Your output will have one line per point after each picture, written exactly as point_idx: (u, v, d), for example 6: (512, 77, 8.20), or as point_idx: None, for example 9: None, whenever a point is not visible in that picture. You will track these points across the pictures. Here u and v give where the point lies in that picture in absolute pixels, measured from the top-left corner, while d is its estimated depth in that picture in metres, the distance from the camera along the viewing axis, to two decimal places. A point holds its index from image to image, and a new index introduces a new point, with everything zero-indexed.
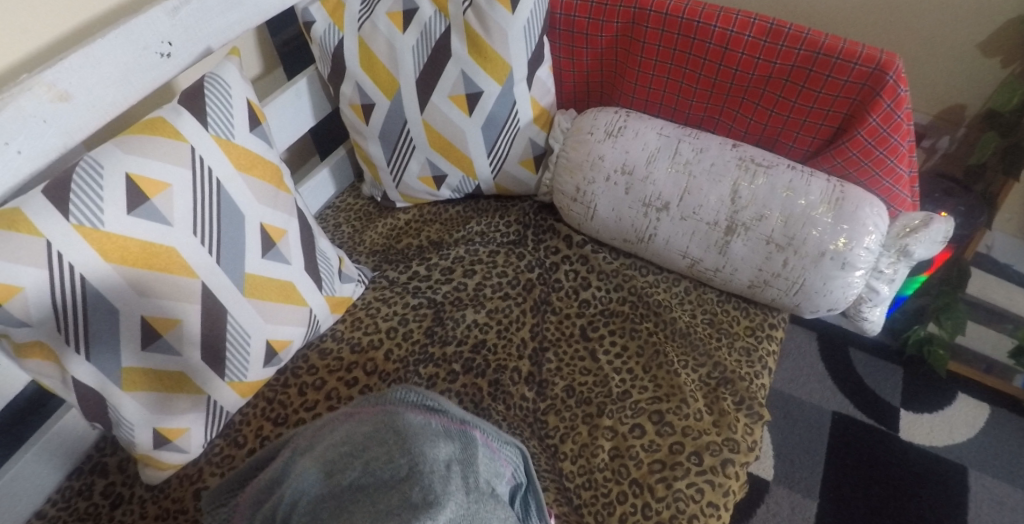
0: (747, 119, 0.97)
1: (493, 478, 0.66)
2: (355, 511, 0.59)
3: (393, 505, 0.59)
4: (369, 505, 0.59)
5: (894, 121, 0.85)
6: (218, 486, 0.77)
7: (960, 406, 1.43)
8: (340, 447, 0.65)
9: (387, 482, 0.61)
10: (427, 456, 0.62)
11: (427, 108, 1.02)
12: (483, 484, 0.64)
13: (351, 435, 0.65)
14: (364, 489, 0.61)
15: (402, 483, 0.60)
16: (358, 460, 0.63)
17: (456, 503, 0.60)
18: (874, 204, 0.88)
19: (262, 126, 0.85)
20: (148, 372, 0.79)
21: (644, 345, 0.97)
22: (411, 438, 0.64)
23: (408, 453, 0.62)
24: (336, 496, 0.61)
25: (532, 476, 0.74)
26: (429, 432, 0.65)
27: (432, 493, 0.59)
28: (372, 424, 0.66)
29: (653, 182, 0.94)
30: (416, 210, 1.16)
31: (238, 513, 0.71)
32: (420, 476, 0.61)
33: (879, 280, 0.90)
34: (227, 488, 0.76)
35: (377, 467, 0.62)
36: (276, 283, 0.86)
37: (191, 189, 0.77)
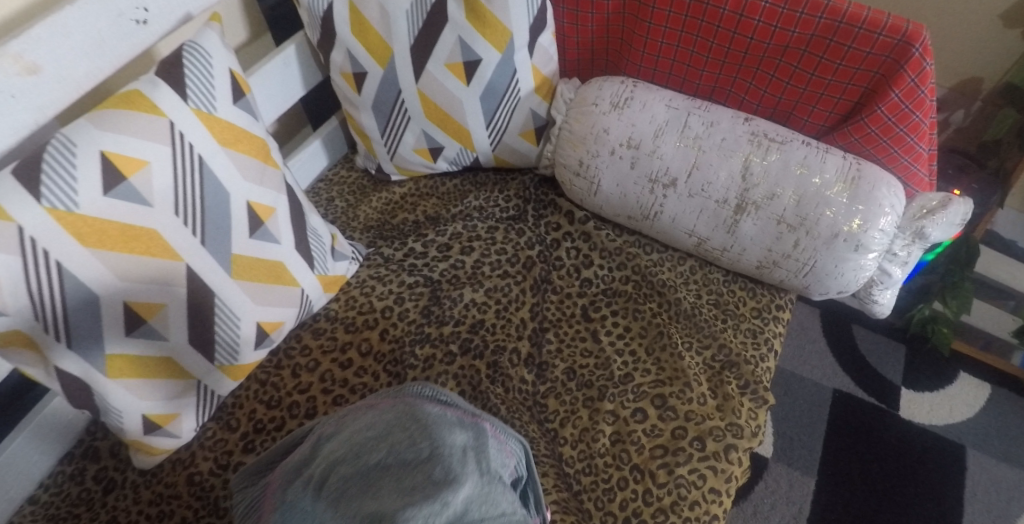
0: (761, 92, 0.92)
1: (503, 468, 0.66)
2: (381, 488, 0.60)
3: (418, 484, 0.59)
4: (395, 483, 0.60)
5: (917, 96, 0.81)
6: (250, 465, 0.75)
7: (961, 384, 1.42)
8: (365, 431, 0.65)
9: (409, 463, 0.62)
10: (447, 441, 0.63)
11: (422, 76, 0.97)
12: (496, 469, 0.65)
13: (373, 421, 0.66)
14: (388, 470, 0.61)
15: (426, 463, 0.61)
16: (381, 442, 0.64)
17: (473, 484, 0.60)
18: (891, 184, 0.84)
19: (246, 98, 0.80)
20: (134, 358, 0.77)
21: (647, 326, 0.94)
22: (431, 425, 0.64)
23: (430, 438, 0.63)
24: (362, 473, 0.61)
25: (533, 472, 0.72)
26: (447, 420, 0.66)
27: (452, 472, 0.60)
28: (393, 412, 0.67)
29: (660, 156, 0.90)
30: (413, 183, 1.12)
31: (267, 495, 0.67)
32: (441, 458, 0.61)
33: (892, 262, 0.87)
34: (257, 469, 0.74)
35: (400, 449, 0.63)
36: (266, 263, 0.83)
37: (172, 167, 0.73)
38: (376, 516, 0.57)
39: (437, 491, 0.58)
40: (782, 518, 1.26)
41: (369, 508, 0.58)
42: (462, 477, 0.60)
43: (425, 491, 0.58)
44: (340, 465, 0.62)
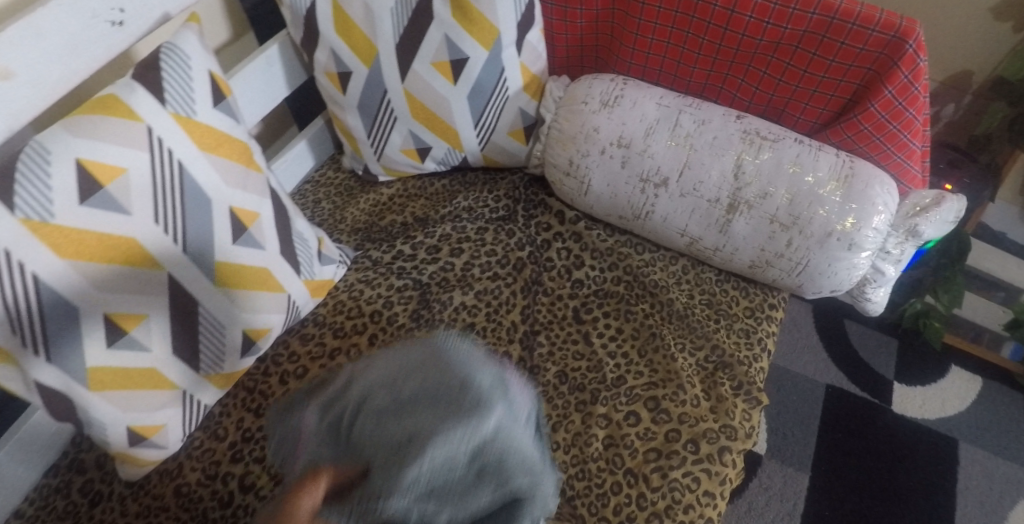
0: (752, 89, 0.91)
1: (527, 409, 0.72)
2: (416, 417, 0.66)
3: (452, 410, 0.65)
4: (428, 411, 0.66)
5: (910, 93, 0.80)
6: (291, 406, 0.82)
7: (953, 378, 1.42)
8: (401, 369, 0.71)
9: (442, 395, 0.67)
10: (477, 377, 0.69)
11: (408, 75, 0.95)
12: (520, 404, 0.71)
13: (406, 358, 0.72)
14: (422, 402, 0.67)
15: (459, 393, 0.67)
16: (414, 375, 0.70)
17: (500, 416, 0.66)
18: (884, 182, 0.83)
19: (228, 101, 0.78)
20: (116, 370, 0.75)
21: (639, 328, 0.93)
22: (463, 364, 0.70)
23: (461, 375, 0.69)
24: (397, 401, 0.68)
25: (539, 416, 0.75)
26: (476, 359, 0.72)
27: (482, 403, 0.66)
28: (428, 352, 0.72)
29: (651, 156, 0.89)
30: (400, 184, 1.10)
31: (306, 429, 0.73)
32: (472, 392, 0.67)
33: (886, 260, 0.86)
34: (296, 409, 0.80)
35: (434, 384, 0.68)
36: (251, 270, 0.81)
37: (150, 173, 0.71)
38: (411, 437, 0.64)
39: (469, 418, 0.65)
40: (777, 515, 1.26)
41: (405, 431, 0.65)
42: (492, 407, 0.66)
43: (460, 417, 0.65)
44: (378, 393, 0.69)
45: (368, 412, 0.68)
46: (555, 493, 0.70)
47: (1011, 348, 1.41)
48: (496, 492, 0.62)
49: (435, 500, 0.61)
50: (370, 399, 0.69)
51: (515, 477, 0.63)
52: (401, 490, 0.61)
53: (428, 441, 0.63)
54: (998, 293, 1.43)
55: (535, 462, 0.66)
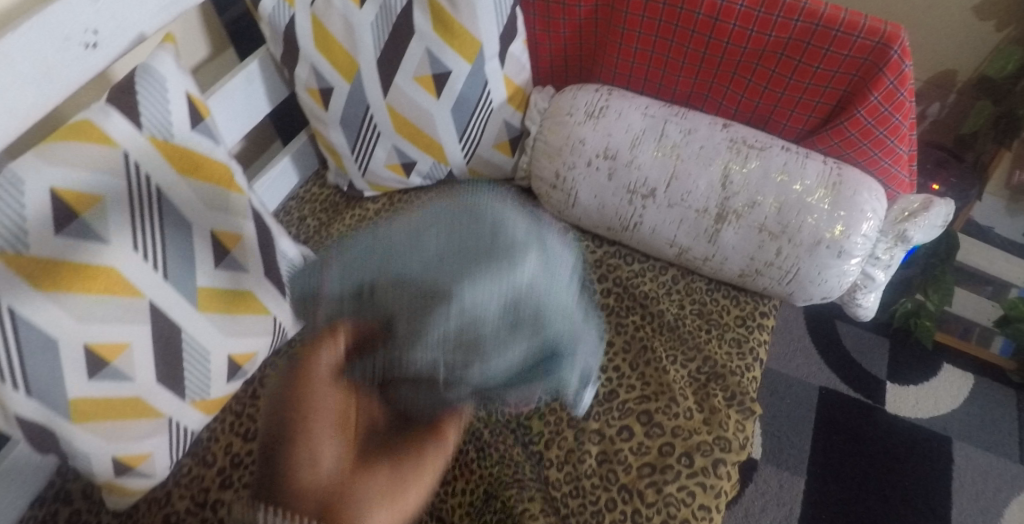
0: (738, 96, 0.90)
1: (562, 254, 0.65)
2: (444, 265, 0.57)
3: (482, 257, 0.57)
4: (459, 257, 0.57)
5: (896, 99, 0.80)
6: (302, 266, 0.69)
7: (945, 376, 1.41)
8: (424, 230, 0.60)
9: (471, 251, 0.57)
10: (508, 227, 0.60)
11: (390, 90, 0.94)
12: (557, 259, 0.63)
13: (425, 216, 0.62)
14: (450, 251, 0.57)
15: (491, 240, 0.58)
16: (438, 228, 0.60)
17: (536, 262, 0.59)
18: (872, 188, 0.83)
19: (206, 122, 0.77)
20: (98, 401, 0.73)
21: (630, 341, 0.92)
22: (492, 221, 0.60)
23: (491, 227, 0.59)
24: (419, 257, 0.58)
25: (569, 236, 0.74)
26: (511, 230, 0.60)
27: (517, 253, 0.58)
28: (451, 216, 0.61)
29: (638, 167, 0.88)
30: (386, 199, 1.08)
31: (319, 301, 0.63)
32: (504, 245, 0.58)
33: (876, 266, 0.85)
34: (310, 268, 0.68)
35: (461, 238, 0.58)
36: (234, 293, 0.80)
37: (127, 199, 0.70)
38: (434, 290, 0.56)
39: (501, 266, 0.57)
40: (774, 520, 1.25)
41: (428, 279, 0.56)
42: (525, 255, 0.59)
43: (489, 254, 0.57)
44: (397, 244, 0.60)
45: (388, 270, 0.59)
46: (595, 356, 0.66)
47: (1000, 344, 1.42)
48: (529, 342, 0.58)
49: (464, 356, 0.56)
50: (387, 254, 0.59)
51: (549, 328, 0.59)
52: (428, 347, 0.55)
53: (457, 292, 0.55)
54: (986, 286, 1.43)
55: (569, 312, 0.61)
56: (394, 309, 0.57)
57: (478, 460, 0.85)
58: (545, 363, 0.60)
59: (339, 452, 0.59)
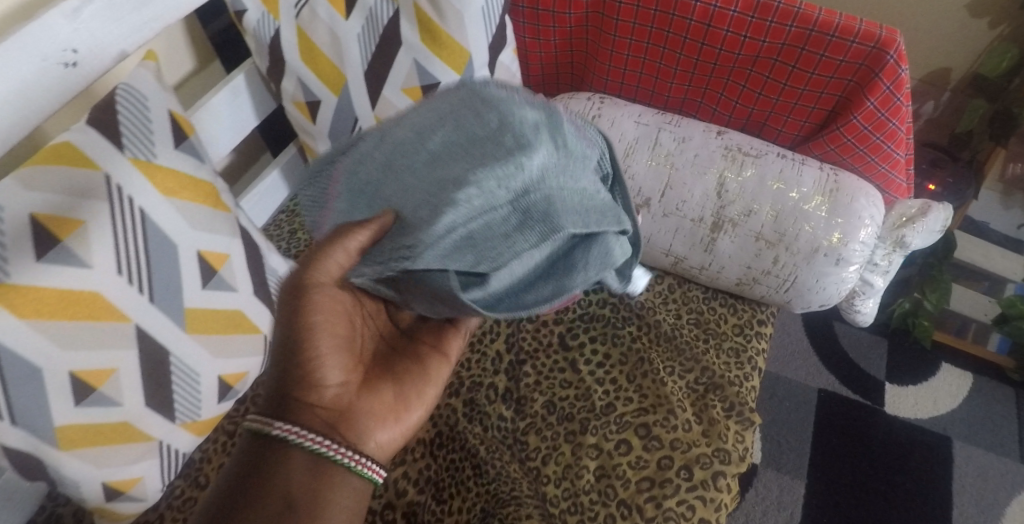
0: (732, 103, 0.89)
1: (581, 148, 0.61)
2: (454, 160, 0.57)
3: (488, 155, 0.56)
4: (465, 152, 0.57)
5: (893, 104, 0.79)
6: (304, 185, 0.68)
7: (945, 376, 1.40)
8: (427, 122, 0.60)
9: (478, 137, 0.57)
10: (515, 117, 0.58)
11: (379, 103, 0.93)
12: (578, 150, 0.60)
13: (435, 109, 0.60)
14: (457, 145, 0.58)
15: (495, 134, 0.57)
16: (443, 125, 0.59)
17: (547, 152, 0.57)
18: (870, 194, 0.82)
19: (190, 140, 0.76)
20: (86, 427, 0.72)
21: (627, 352, 0.91)
22: (498, 106, 0.58)
23: (497, 113, 0.58)
24: (417, 153, 0.59)
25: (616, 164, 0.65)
26: (522, 124, 0.58)
27: (524, 139, 0.57)
28: (454, 103, 0.60)
29: (632, 176, 0.87)
30: None
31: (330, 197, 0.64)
32: (511, 129, 0.57)
33: (874, 272, 0.85)
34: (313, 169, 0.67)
35: (467, 126, 0.58)
36: (223, 314, 0.78)
37: (109, 222, 0.68)
38: (443, 184, 0.57)
39: (507, 162, 0.56)
40: None
41: (436, 176, 0.57)
42: (533, 150, 0.57)
43: (491, 155, 0.56)
44: (406, 146, 0.60)
45: (396, 168, 0.60)
46: (626, 242, 0.62)
47: (996, 341, 1.41)
48: (543, 243, 0.57)
49: (474, 256, 0.56)
50: (400, 154, 0.60)
51: (566, 222, 0.56)
52: (437, 246, 0.55)
53: (461, 189, 0.55)
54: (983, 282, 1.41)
55: (589, 205, 0.59)
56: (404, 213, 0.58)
57: (474, 478, 0.83)
58: (564, 265, 0.59)
59: (345, 371, 0.65)
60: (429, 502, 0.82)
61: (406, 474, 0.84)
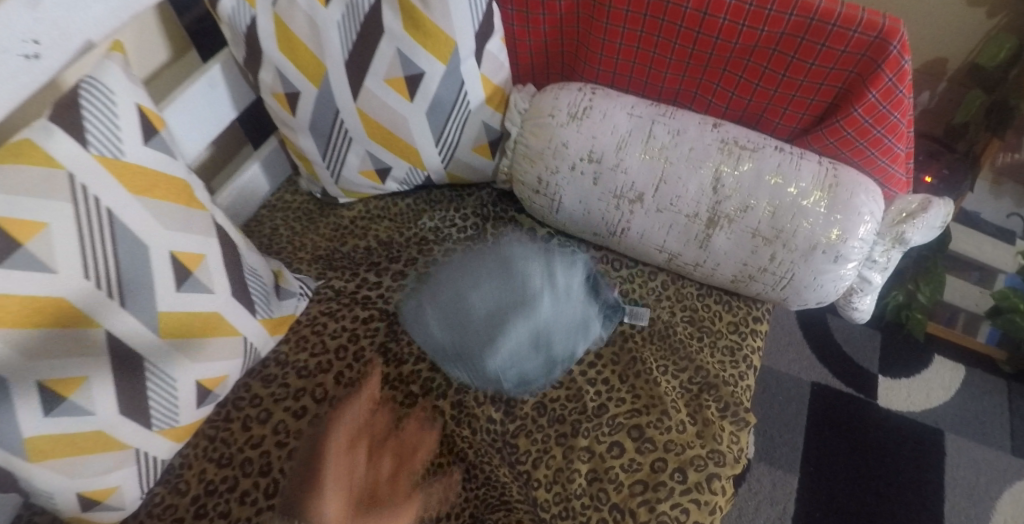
0: (728, 94, 0.86)
1: (575, 269, 0.91)
2: (501, 325, 0.85)
3: (513, 318, 0.85)
4: (498, 294, 0.87)
5: (895, 96, 0.76)
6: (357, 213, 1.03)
7: (937, 368, 1.39)
8: (469, 280, 0.89)
9: (509, 302, 0.86)
10: (529, 284, 0.88)
11: (360, 94, 0.89)
12: (562, 284, 0.89)
13: (471, 262, 0.92)
14: (498, 301, 0.87)
15: (521, 300, 0.86)
16: (484, 289, 0.88)
17: (550, 290, 0.88)
18: (869, 189, 0.79)
19: (160, 135, 0.73)
20: (58, 437, 0.69)
21: (619, 352, 0.89)
22: (518, 273, 0.89)
23: (518, 274, 0.89)
24: (471, 321, 0.86)
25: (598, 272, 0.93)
26: (544, 321, 0.86)
27: (535, 287, 0.88)
28: (489, 273, 0.90)
29: (625, 170, 0.84)
30: (362, 205, 1.04)
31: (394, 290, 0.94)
32: (528, 285, 0.88)
33: (873, 269, 0.82)
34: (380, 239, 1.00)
35: (502, 307, 0.86)
36: (198, 317, 0.76)
37: (72, 223, 0.65)
38: (491, 316, 0.86)
39: (528, 312, 0.86)
40: (768, 520, 1.22)
41: (483, 333, 0.85)
42: (541, 300, 0.87)
43: (534, 333, 0.86)
44: (461, 306, 0.88)
45: (455, 328, 0.87)
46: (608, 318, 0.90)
47: (986, 332, 1.38)
48: (549, 354, 0.86)
49: (514, 369, 0.85)
50: (451, 300, 0.89)
51: (563, 345, 0.87)
52: (495, 364, 0.85)
53: (502, 337, 0.85)
54: (973, 273, 1.41)
55: (578, 326, 0.88)
56: (462, 340, 0.86)
57: (463, 482, 0.82)
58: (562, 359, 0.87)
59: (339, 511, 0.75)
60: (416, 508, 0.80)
61: None
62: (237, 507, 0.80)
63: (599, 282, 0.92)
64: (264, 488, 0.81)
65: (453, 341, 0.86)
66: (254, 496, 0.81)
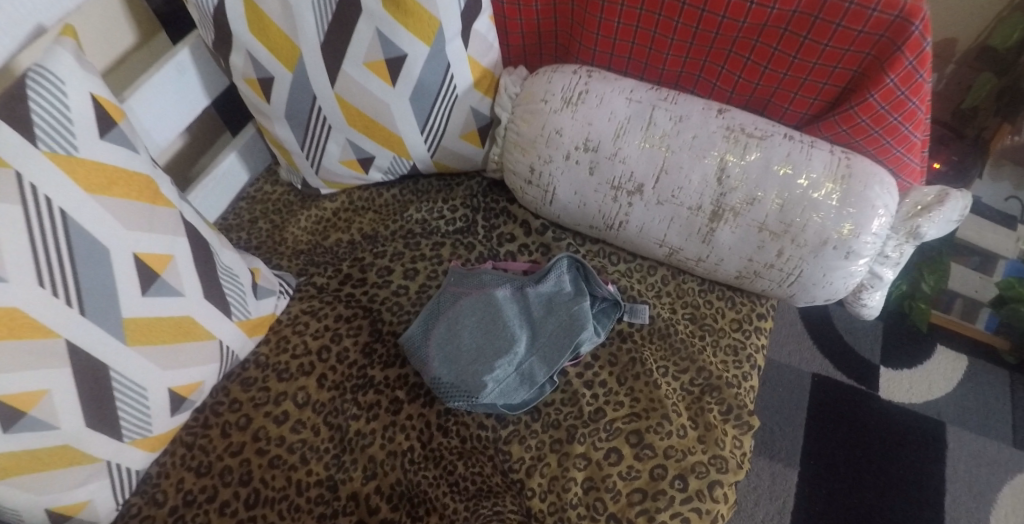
0: (734, 77, 0.81)
1: (556, 284, 0.85)
2: (482, 360, 0.81)
3: (495, 356, 0.81)
4: (479, 327, 0.83)
5: (914, 81, 0.72)
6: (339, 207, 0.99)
7: (940, 358, 1.32)
8: (448, 314, 0.84)
9: (489, 339, 0.82)
10: (506, 320, 0.83)
11: (338, 79, 0.84)
12: (554, 286, 0.85)
13: (448, 289, 0.87)
14: (479, 336, 0.82)
15: (499, 335, 0.82)
16: (464, 327, 0.83)
17: (528, 316, 0.84)
18: (883, 180, 0.74)
19: (118, 127, 0.68)
20: (20, 454, 0.65)
21: (617, 353, 0.85)
22: (494, 305, 0.84)
23: (495, 303, 0.84)
24: (455, 359, 0.81)
25: (587, 277, 0.87)
26: (546, 330, 0.83)
27: (513, 319, 0.83)
28: (468, 307, 0.84)
29: (623, 160, 0.79)
30: (344, 196, 0.99)
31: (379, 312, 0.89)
32: (505, 320, 0.83)
33: (884, 265, 0.78)
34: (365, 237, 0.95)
35: (482, 347, 0.81)
36: (167, 321, 0.72)
37: (25, 233, 0.62)
38: (475, 354, 0.81)
39: (507, 348, 0.81)
40: (768, 514, 1.17)
41: (468, 376, 0.80)
42: (520, 336, 0.82)
43: (543, 348, 0.82)
44: (464, 342, 0.82)
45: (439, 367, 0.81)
46: (601, 328, 0.85)
47: (984, 318, 1.30)
48: (541, 381, 0.81)
49: (505, 399, 0.80)
50: (430, 339, 0.83)
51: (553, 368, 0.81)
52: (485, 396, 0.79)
53: (487, 371, 0.80)
54: (974, 257, 1.32)
55: (563, 336, 0.82)
56: (486, 377, 0.79)
57: (452, 494, 0.77)
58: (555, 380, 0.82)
59: None
60: (404, 519, 0.76)
61: (379, 489, 0.78)
62: (216, 519, 0.76)
63: (591, 272, 0.85)
64: (245, 499, 0.77)
65: (475, 381, 0.79)
66: (235, 507, 0.76)
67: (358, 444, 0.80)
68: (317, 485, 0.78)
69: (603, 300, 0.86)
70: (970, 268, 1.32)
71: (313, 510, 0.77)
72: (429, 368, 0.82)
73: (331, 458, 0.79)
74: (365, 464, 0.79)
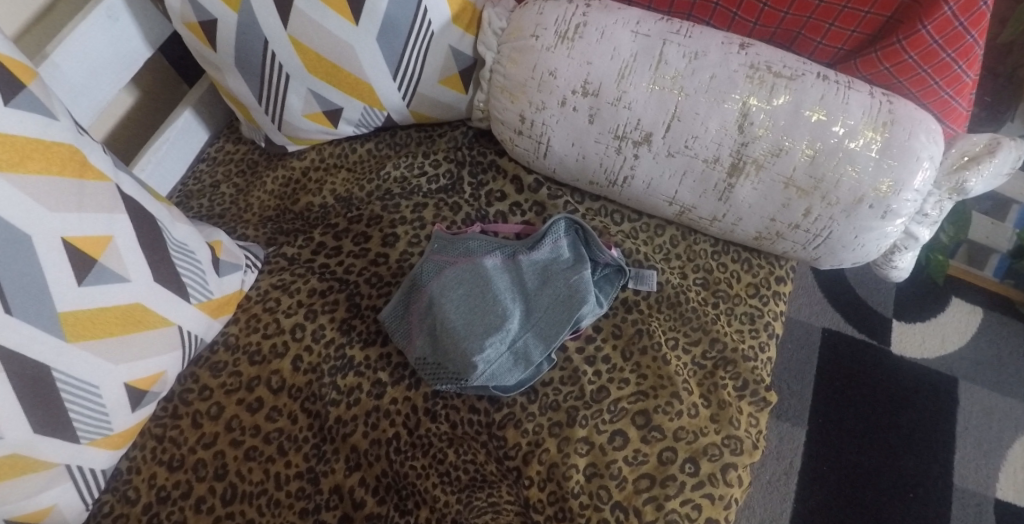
0: (760, 5, 0.70)
1: (552, 253, 0.77)
2: (472, 334, 0.72)
3: (487, 332, 0.72)
4: (467, 299, 0.74)
5: (976, 10, 0.62)
6: (310, 166, 0.89)
7: (955, 310, 1.24)
8: (433, 286, 0.75)
9: (479, 312, 0.73)
10: (497, 291, 0.74)
11: (291, 20, 0.72)
12: (551, 254, 0.77)
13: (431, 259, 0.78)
14: (468, 309, 0.73)
15: (489, 308, 0.73)
16: (450, 299, 0.74)
17: (521, 288, 0.76)
18: (929, 127, 0.65)
19: (28, 90, 0.59)
20: None
21: (622, 324, 0.77)
22: (485, 276, 0.75)
23: (485, 274, 0.75)
24: (443, 335, 0.72)
25: (591, 243, 0.77)
26: (541, 303, 0.74)
27: (504, 292, 0.75)
28: (455, 277, 0.75)
29: (628, 105, 0.69)
30: (314, 153, 0.89)
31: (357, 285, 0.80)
32: (496, 292, 0.74)
33: (921, 224, 0.70)
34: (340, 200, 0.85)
35: (471, 321, 0.73)
36: (113, 311, 0.64)
37: None
38: (463, 328, 0.72)
39: (500, 323, 0.72)
40: (774, 475, 1.10)
41: (458, 355, 0.71)
42: (513, 310, 0.74)
43: (539, 324, 0.74)
44: (450, 315, 0.73)
45: (424, 345, 0.74)
46: (603, 301, 0.77)
47: (994, 264, 1.22)
48: (535, 359, 0.73)
49: (497, 379, 0.72)
50: (413, 314, 0.75)
51: (549, 347, 0.73)
52: (474, 376, 0.71)
53: (478, 349, 0.71)
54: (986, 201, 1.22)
55: (562, 309, 0.74)
56: (477, 357, 0.70)
57: (442, 485, 0.70)
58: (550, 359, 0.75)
59: None
60: (391, 513, 0.70)
61: (364, 480, 0.71)
62: (192, 516, 0.69)
63: (591, 235, 0.76)
64: (221, 494, 0.70)
65: (465, 361, 0.71)
66: (211, 503, 0.70)
67: (339, 432, 0.73)
68: (297, 478, 0.71)
69: (608, 269, 0.78)
70: (983, 212, 1.22)
71: (294, 505, 0.70)
72: (412, 346, 0.74)
73: (310, 448, 0.72)
74: (347, 455, 0.72)
